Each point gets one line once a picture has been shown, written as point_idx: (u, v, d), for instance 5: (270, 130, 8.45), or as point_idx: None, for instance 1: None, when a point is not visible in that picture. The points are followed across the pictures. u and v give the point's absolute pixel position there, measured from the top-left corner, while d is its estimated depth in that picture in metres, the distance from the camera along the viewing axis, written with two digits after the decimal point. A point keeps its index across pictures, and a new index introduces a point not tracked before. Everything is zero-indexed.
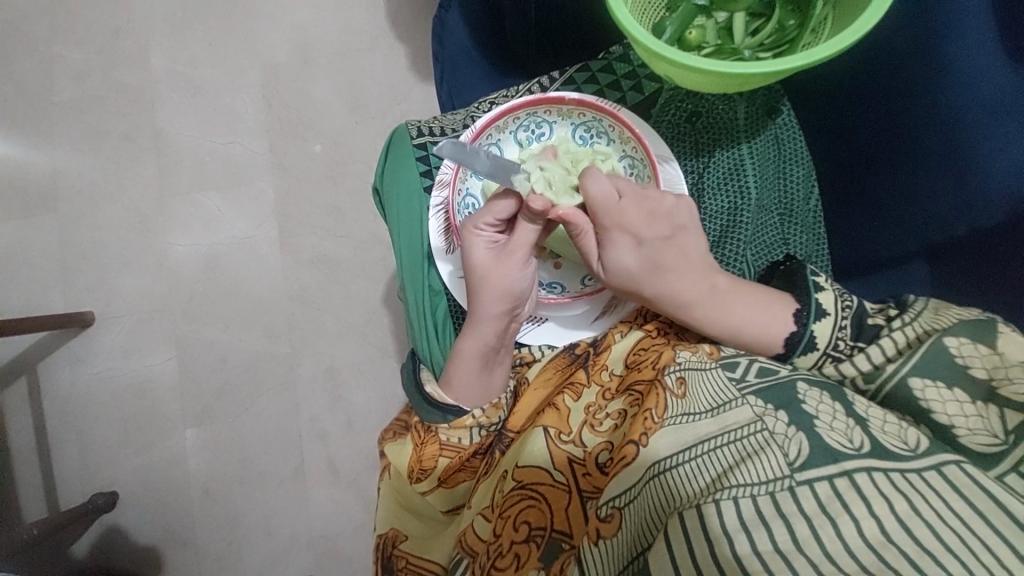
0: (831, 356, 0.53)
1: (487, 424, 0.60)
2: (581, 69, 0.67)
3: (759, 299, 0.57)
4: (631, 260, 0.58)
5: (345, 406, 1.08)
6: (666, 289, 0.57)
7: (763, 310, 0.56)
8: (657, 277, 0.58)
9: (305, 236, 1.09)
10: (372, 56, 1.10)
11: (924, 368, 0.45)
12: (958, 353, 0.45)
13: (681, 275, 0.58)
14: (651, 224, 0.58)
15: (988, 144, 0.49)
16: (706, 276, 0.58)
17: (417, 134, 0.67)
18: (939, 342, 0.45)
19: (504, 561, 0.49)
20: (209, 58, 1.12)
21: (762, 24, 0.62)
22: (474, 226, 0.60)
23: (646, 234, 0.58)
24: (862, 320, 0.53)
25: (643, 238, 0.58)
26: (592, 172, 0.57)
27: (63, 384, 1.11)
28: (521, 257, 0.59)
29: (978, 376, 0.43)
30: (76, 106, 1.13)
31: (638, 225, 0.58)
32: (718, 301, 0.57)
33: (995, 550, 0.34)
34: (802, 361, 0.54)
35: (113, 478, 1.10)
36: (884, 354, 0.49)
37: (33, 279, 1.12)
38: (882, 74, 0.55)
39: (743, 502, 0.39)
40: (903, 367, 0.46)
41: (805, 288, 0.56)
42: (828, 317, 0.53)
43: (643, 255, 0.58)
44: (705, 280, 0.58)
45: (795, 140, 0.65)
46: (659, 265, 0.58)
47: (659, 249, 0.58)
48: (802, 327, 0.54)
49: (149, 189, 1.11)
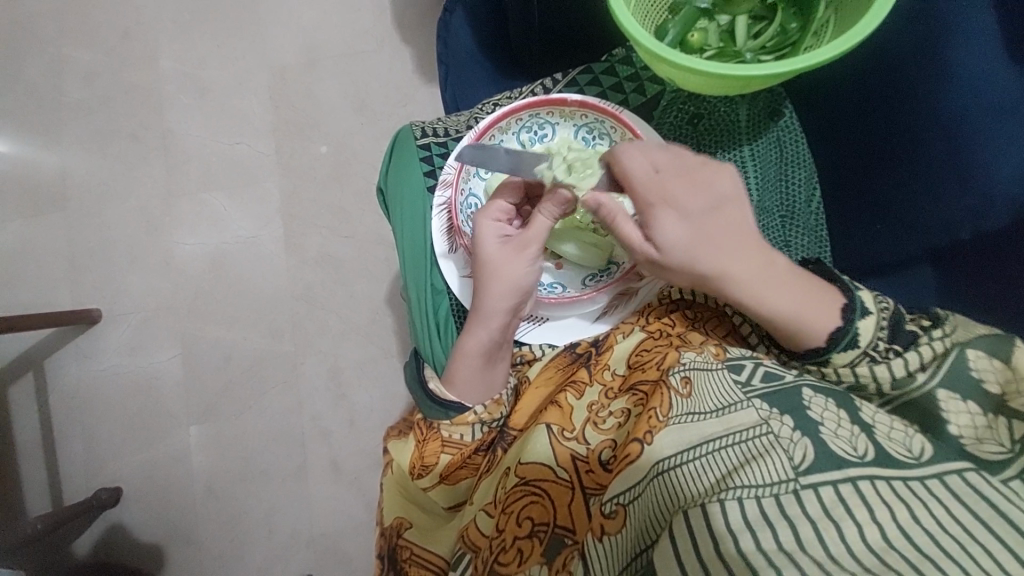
0: (869, 356, 0.50)
1: (489, 419, 0.60)
2: (583, 71, 0.68)
3: (804, 288, 0.53)
4: (678, 232, 0.54)
5: (347, 405, 1.08)
6: (716, 264, 0.54)
7: (809, 299, 0.52)
8: (706, 248, 0.54)
9: (310, 237, 1.10)
10: (378, 57, 1.11)
11: (951, 379, 0.46)
12: (975, 366, 0.45)
13: (730, 254, 0.54)
14: (692, 192, 0.55)
15: (989, 147, 0.49)
16: (757, 255, 0.54)
17: (421, 135, 0.68)
18: (960, 354, 0.46)
19: (507, 556, 0.50)
20: (217, 59, 1.13)
21: (763, 27, 0.62)
22: (486, 217, 0.61)
23: (688, 206, 0.54)
24: (899, 324, 0.51)
25: (684, 210, 0.54)
26: (625, 148, 0.56)
27: (69, 380, 1.12)
28: (532, 252, 0.60)
29: (991, 389, 0.44)
30: (86, 106, 1.14)
31: (678, 194, 0.54)
32: (766, 284, 0.53)
33: (998, 558, 0.33)
34: (839, 357, 0.51)
35: (118, 473, 1.11)
36: (919, 361, 0.48)
37: (40, 276, 1.13)
38: (881, 80, 0.55)
39: (748, 502, 0.39)
40: (931, 378, 0.47)
41: (845, 283, 0.53)
42: (872, 315, 0.51)
43: (690, 228, 0.54)
44: (756, 259, 0.54)
45: (796, 143, 0.65)
46: (705, 239, 0.54)
47: (706, 221, 0.55)
48: (847, 323, 0.51)
49: (155, 188, 1.12)
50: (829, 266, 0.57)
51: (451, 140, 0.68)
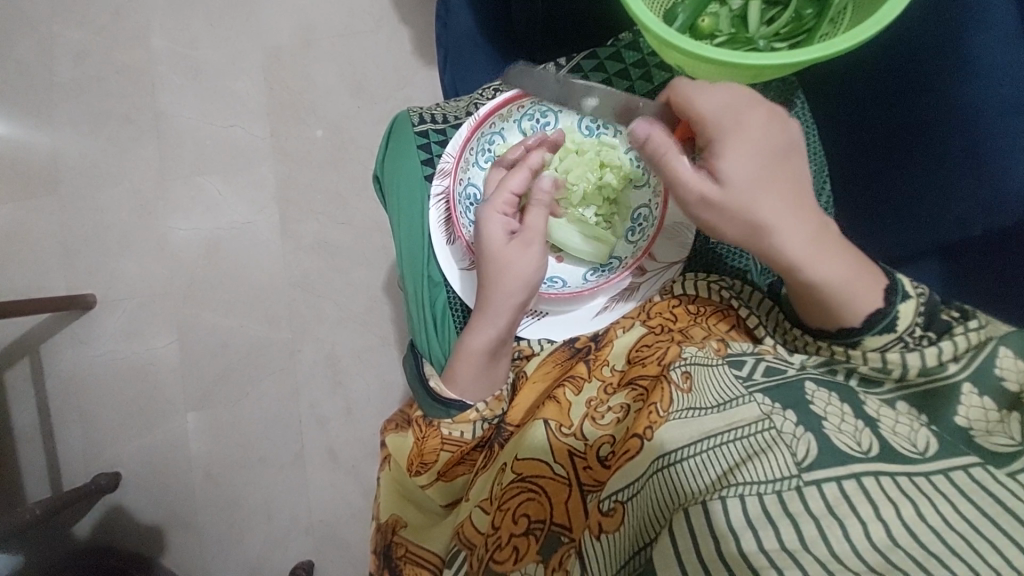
0: (903, 342, 0.48)
1: (490, 416, 0.58)
2: (589, 56, 0.65)
3: (852, 256, 0.49)
4: (746, 164, 0.47)
5: (344, 392, 1.07)
6: (777, 217, 0.47)
7: (860, 269, 0.49)
8: (767, 195, 0.47)
9: (306, 222, 1.08)
10: (375, 39, 1.08)
11: (980, 374, 0.43)
12: (999, 364, 0.43)
13: (794, 201, 0.48)
14: (767, 129, 0.48)
15: (1009, 143, 0.47)
16: (813, 217, 0.49)
17: (419, 121, 0.66)
18: (993, 350, 0.43)
19: (503, 553, 0.48)
20: (210, 39, 1.10)
21: (777, 12, 0.59)
22: (494, 211, 0.59)
23: (760, 139, 0.48)
24: (934, 312, 0.49)
25: (756, 141, 0.47)
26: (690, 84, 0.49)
27: (66, 366, 1.12)
28: (536, 246, 0.59)
29: (1010, 388, 0.42)
30: (77, 86, 1.12)
31: (752, 130, 0.47)
32: (824, 243, 0.48)
33: (1005, 552, 0.31)
34: (872, 340, 0.49)
35: (116, 459, 1.11)
36: (952, 350, 0.45)
37: (34, 261, 1.12)
38: (896, 72, 0.53)
39: (750, 500, 0.37)
40: (961, 370, 0.44)
41: (886, 266, 0.50)
42: (912, 299, 0.48)
43: (759, 163, 0.47)
44: (811, 222, 0.48)
45: (810, 137, 0.62)
46: (773, 178, 0.47)
47: (776, 162, 0.48)
48: (888, 306, 0.48)
49: (149, 171, 1.10)
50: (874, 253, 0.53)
51: (450, 127, 0.66)
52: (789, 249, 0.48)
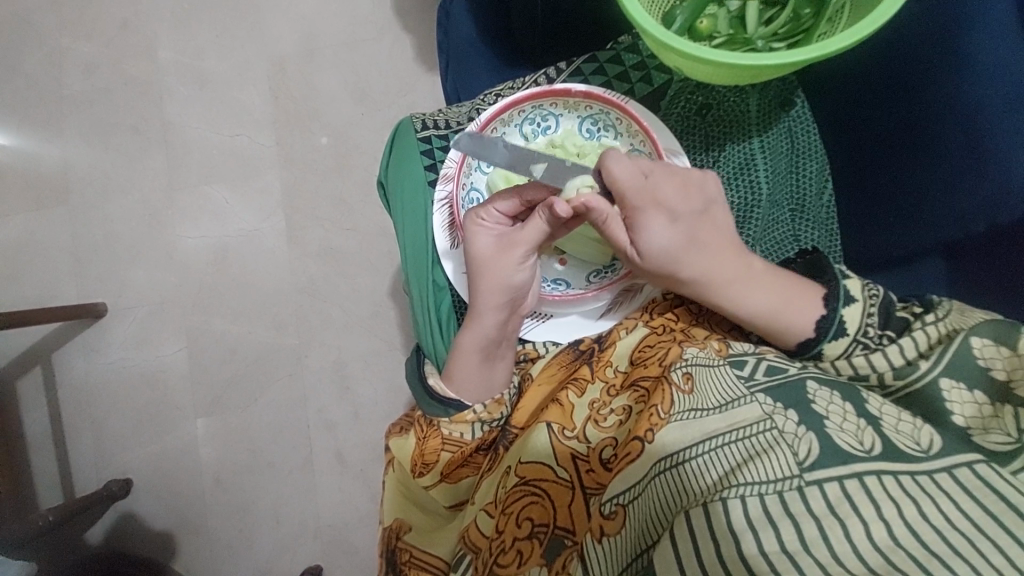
0: (861, 343, 0.50)
1: (489, 419, 0.58)
2: (588, 60, 0.65)
3: (785, 285, 0.53)
4: (666, 236, 0.53)
5: (351, 397, 1.08)
6: (699, 271, 0.54)
7: (792, 294, 0.52)
8: (692, 255, 0.54)
9: (312, 229, 1.09)
10: (378, 47, 1.09)
11: (954, 367, 0.44)
12: (980, 355, 0.43)
13: (718, 253, 0.54)
14: (680, 195, 0.54)
15: (1012, 139, 0.48)
16: (739, 258, 0.55)
17: (422, 128, 0.67)
18: (964, 341, 0.44)
19: (506, 557, 0.48)
20: (216, 49, 1.12)
21: (776, 12, 0.59)
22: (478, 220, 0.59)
23: (676, 208, 0.54)
24: (889, 310, 0.51)
25: (673, 213, 0.54)
26: (612, 154, 0.54)
27: (78, 374, 1.13)
28: (521, 252, 0.58)
29: (997, 376, 0.42)
30: (87, 98, 1.14)
31: (667, 199, 0.54)
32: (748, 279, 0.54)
33: (1006, 549, 0.32)
34: (832, 348, 0.51)
35: (127, 466, 1.12)
36: (916, 348, 0.47)
37: (45, 271, 1.13)
38: (888, 72, 0.54)
39: (751, 500, 0.37)
40: (934, 367, 0.45)
41: (833, 275, 0.53)
42: (857, 303, 0.51)
43: (677, 230, 0.54)
44: (738, 263, 0.54)
45: (808, 133, 0.62)
46: (691, 242, 0.54)
47: (694, 225, 0.54)
48: (831, 312, 0.51)
49: (158, 181, 1.12)
50: (822, 257, 0.56)
51: (452, 132, 0.67)
52: (726, 294, 0.54)
